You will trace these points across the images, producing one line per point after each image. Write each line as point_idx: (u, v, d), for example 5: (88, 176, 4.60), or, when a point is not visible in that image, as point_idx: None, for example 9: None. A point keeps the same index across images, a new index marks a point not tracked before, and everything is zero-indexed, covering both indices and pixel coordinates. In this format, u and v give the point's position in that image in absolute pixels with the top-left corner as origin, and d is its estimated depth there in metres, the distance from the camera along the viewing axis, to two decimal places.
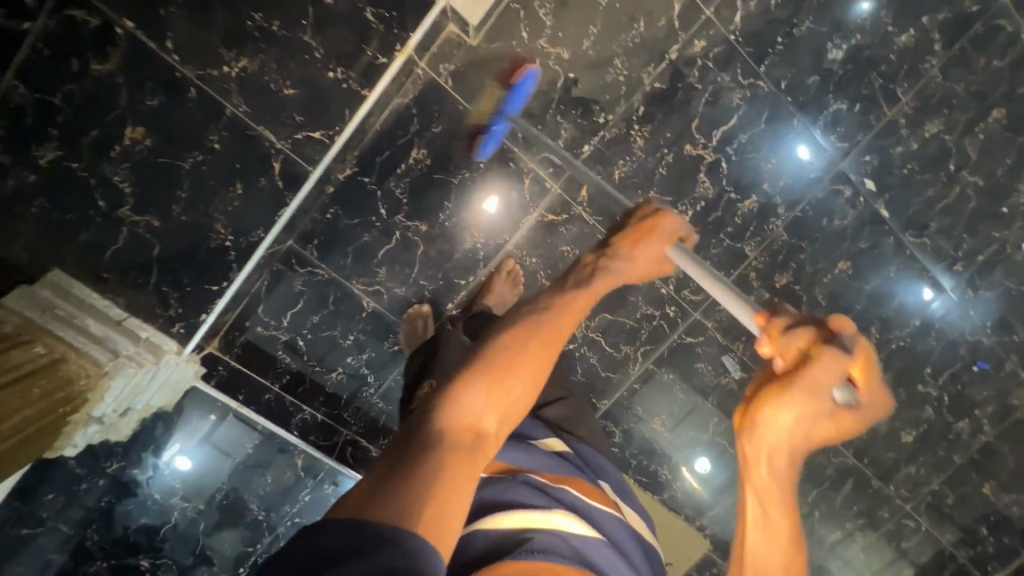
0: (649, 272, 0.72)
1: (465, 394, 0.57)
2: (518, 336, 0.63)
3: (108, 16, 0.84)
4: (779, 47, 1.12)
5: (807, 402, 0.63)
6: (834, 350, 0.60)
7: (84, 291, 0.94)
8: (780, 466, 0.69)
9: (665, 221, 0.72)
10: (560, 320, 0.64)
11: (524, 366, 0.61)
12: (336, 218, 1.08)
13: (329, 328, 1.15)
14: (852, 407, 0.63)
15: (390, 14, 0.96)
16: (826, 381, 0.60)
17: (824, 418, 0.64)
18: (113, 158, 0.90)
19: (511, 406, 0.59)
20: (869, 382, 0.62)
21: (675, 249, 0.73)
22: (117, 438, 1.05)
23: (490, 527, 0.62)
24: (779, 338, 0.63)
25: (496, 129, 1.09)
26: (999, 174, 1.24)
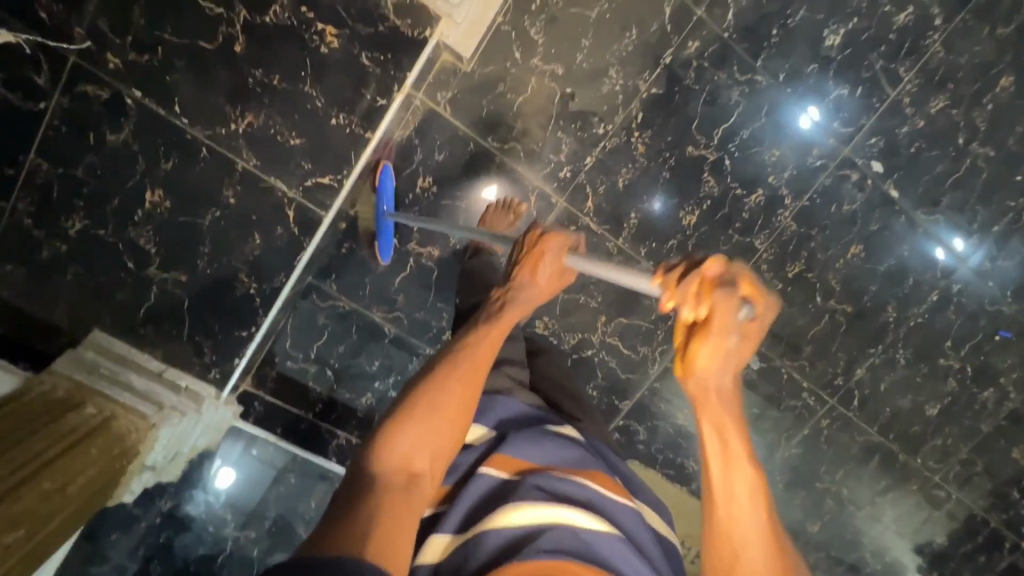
0: (554, 287, 0.77)
1: (394, 436, 0.61)
2: (438, 375, 0.67)
3: (118, 88, 0.87)
4: (774, 39, 1.11)
5: (722, 342, 0.53)
6: (723, 286, 0.53)
7: (125, 348, 0.99)
8: (729, 416, 0.56)
9: (552, 242, 0.75)
10: (475, 357, 0.70)
11: (449, 401, 0.65)
12: (351, 250, 1.16)
13: (354, 356, 1.22)
14: (758, 326, 0.53)
15: (385, 57, 0.93)
16: (725, 312, 0.52)
17: (736, 347, 0.54)
18: (137, 222, 0.94)
19: (442, 440, 0.63)
20: (761, 292, 0.53)
21: (572, 259, 0.75)
22: (169, 478, 1.11)
23: (497, 526, 0.61)
24: (675, 288, 0.55)
25: (384, 229, 1.11)
26: (1011, 143, 1.22)
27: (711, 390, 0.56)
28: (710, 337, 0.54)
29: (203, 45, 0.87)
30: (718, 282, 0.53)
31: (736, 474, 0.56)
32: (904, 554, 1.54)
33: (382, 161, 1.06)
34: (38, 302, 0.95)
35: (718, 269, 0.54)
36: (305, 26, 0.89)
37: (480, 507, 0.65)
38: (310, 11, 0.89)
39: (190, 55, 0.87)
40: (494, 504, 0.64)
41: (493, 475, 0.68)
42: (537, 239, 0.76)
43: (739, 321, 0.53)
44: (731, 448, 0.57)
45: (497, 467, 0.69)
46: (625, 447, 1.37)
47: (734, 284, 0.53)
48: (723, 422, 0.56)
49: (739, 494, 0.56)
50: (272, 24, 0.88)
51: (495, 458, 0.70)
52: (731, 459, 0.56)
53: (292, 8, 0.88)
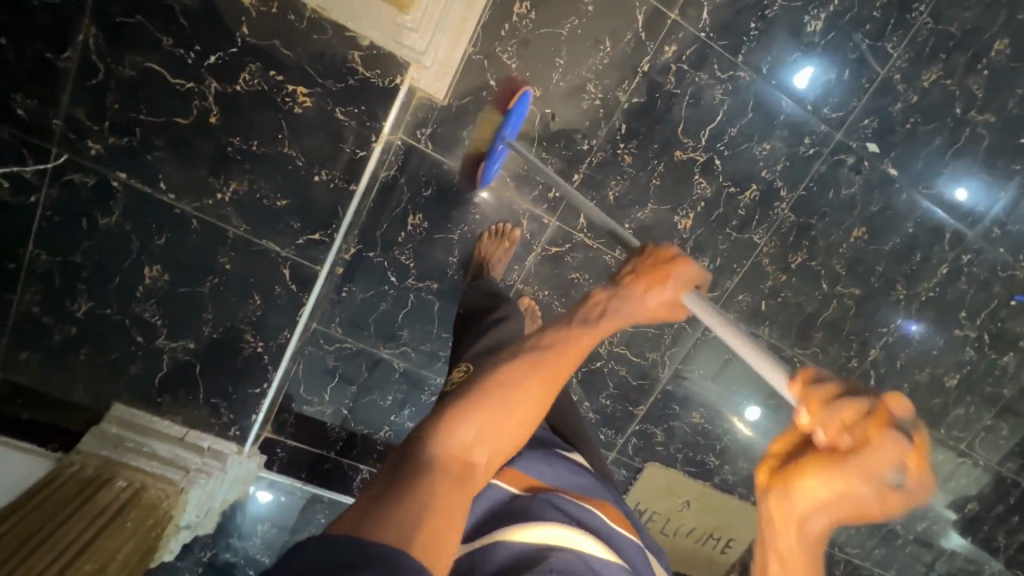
0: (661, 316, 0.66)
1: (462, 422, 0.53)
2: (518, 367, 0.59)
3: (102, 172, 0.88)
4: (753, 32, 1.07)
5: (849, 483, 0.46)
6: (897, 432, 0.44)
7: (145, 418, 1.03)
8: (799, 558, 0.53)
9: (681, 268, 0.66)
10: (562, 355, 0.60)
11: (526, 402, 0.57)
12: (351, 294, 1.15)
13: (368, 394, 1.24)
14: (902, 494, 0.46)
15: (358, 109, 0.92)
16: (880, 462, 0.44)
17: (862, 500, 0.47)
18: (140, 297, 0.96)
19: (506, 440, 0.56)
20: (925, 467, 0.45)
21: (692, 299, 0.66)
22: (205, 531, 1.15)
23: (510, 539, 0.58)
24: (821, 410, 0.48)
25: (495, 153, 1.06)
26: (1010, 107, 1.19)
27: (799, 516, 0.51)
28: (838, 472, 0.47)
29: (179, 121, 0.87)
30: (892, 425, 0.45)
31: None
32: (932, 522, 1.55)
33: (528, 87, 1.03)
34: (56, 382, 0.98)
35: (892, 411, 0.45)
36: (276, 89, 0.88)
37: (489, 519, 0.63)
38: (279, 74, 0.87)
39: (168, 132, 0.87)
40: (507, 516, 0.62)
41: (504, 488, 0.67)
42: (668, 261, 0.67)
43: (887, 476, 0.45)
44: None
45: (509, 482, 0.68)
46: (643, 451, 1.39)
47: (903, 442, 0.44)
48: (791, 557, 0.53)
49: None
50: (244, 92, 0.87)
51: (507, 472, 0.69)
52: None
53: (260, 72, 0.86)
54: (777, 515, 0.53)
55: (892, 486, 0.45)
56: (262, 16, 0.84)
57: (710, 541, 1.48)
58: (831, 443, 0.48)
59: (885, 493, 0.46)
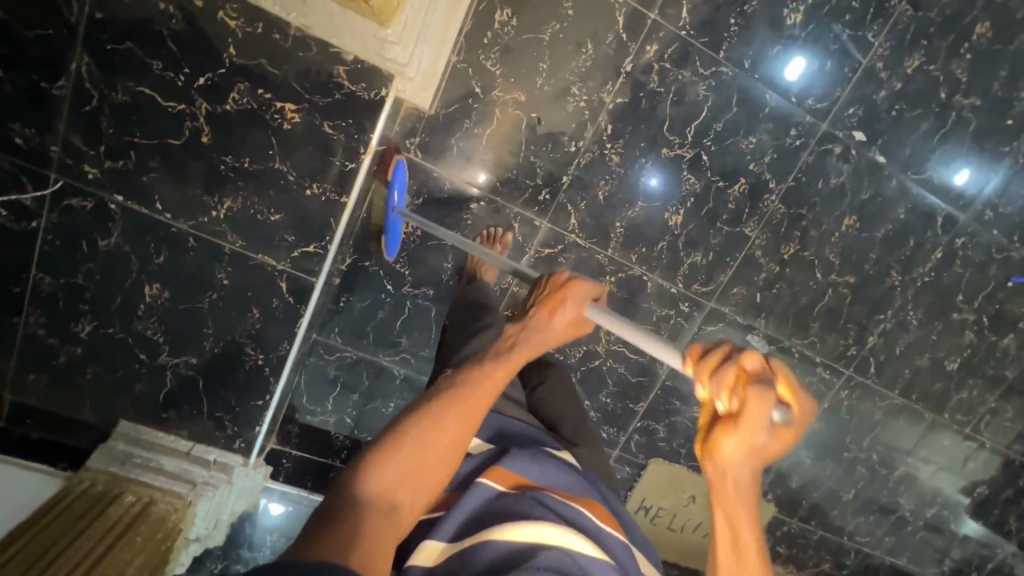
0: (568, 335, 0.71)
1: (385, 463, 0.55)
2: (430, 409, 0.60)
3: (99, 196, 0.91)
4: (733, 28, 1.08)
5: (751, 437, 0.55)
6: (759, 379, 0.55)
7: (152, 433, 1.05)
8: (744, 514, 0.57)
9: (576, 290, 0.71)
10: (474, 393, 0.62)
11: (449, 435, 0.59)
12: (349, 303, 1.17)
13: (370, 402, 1.26)
14: (789, 425, 0.56)
15: (346, 122, 0.93)
16: (758, 405, 0.54)
17: (765, 441, 0.56)
18: (142, 315, 0.98)
19: (429, 478, 0.57)
20: (797, 396, 0.56)
21: (593, 310, 0.71)
22: (215, 543, 1.17)
23: (498, 538, 0.59)
24: (711, 374, 0.57)
25: (393, 224, 1.06)
26: (995, 89, 1.19)
27: (732, 480, 0.57)
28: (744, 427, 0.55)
29: (172, 142, 0.89)
30: (754, 374, 0.56)
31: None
32: (941, 508, 1.55)
33: (399, 154, 1.05)
34: (66, 402, 1.01)
35: (755, 363, 0.57)
36: (265, 107, 0.89)
37: (478, 517, 0.64)
38: (267, 92, 0.88)
39: (162, 154, 0.89)
40: (496, 516, 0.63)
41: (492, 487, 0.68)
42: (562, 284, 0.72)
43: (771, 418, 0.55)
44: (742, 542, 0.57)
45: (497, 481, 0.69)
46: (646, 447, 1.39)
47: (769, 383, 0.56)
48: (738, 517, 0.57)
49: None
50: (234, 111, 0.89)
51: (495, 471, 0.70)
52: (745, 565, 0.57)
53: (249, 91, 0.88)
54: (716, 481, 0.58)
55: (777, 422, 0.55)
56: (248, 37, 0.85)
57: None
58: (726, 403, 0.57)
59: (777, 431, 0.56)
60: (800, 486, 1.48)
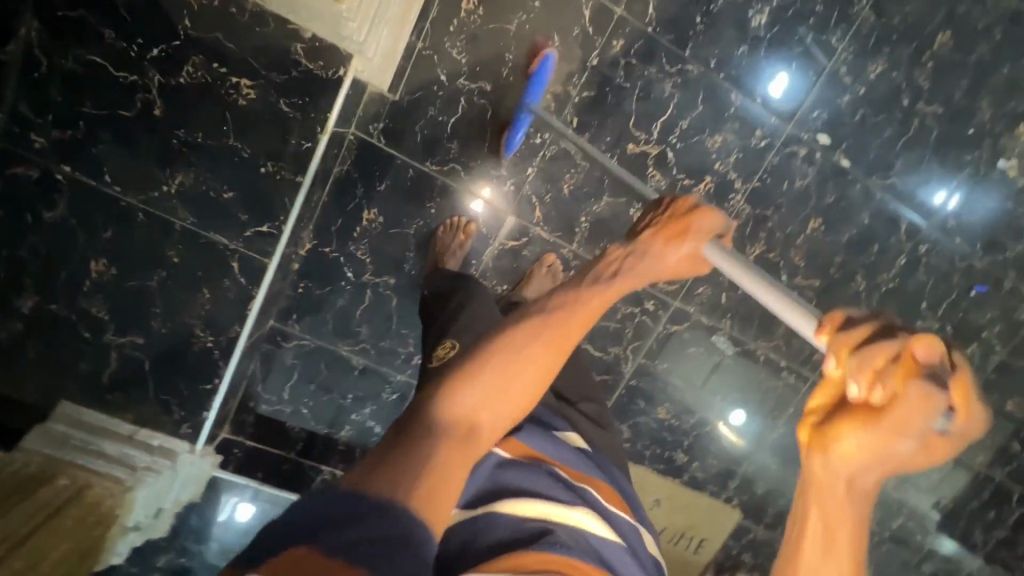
0: (680, 269, 0.70)
1: (466, 385, 0.54)
2: (528, 329, 0.60)
3: (46, 164, 0.87)
4: (699, 27, 1.09)
5: (894, 435, 0.53)
6: (927, 378, 0.52)
7: (95, 416, 1.01)
8: (847, 505, 0.56)
9: (700, 219, 0.70)
10: (571, 317, 0.61)
11: (534, 361, 0.58)
12: (308, 290, 1.15)
13: (327, 392, 1.23)
14: (944, 434, 0.53)
15: (303, 100, 0.93)
16: (915, 407, 0.52)
17: (909, 445, 0.53)
18: (87, 291, 0.95)
19: (516, 400, 0.56)
20: (967, 405, 0.52)
21: (710, 247, 0.70)
22: (156, 535, 1.13)
23: (509, 509, 0.59)
24: (854, 358, 0.55)
25: (521, 119, 1.06)
26: (958, 98, 1.21)
27: (845, 477, 0.55)
28: (883, 425, 0.53)
29: (123, 113, 0.87)
30: (921, 370, 0.52)
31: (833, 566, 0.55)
32: (905, 518, 1.54)
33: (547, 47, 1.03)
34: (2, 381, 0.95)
35: (935, 362, 0.52)
36: (220, 81, 0.88)
37: (490, 485, 0.63)
38: (222, 66, 0.88)
39: (112, 124, 0.88)
40: (503, 484, 0.63)
41: (502, 455, 0.67)
42: (686, 211, 0.70)
43: (923, 420, 0.52)
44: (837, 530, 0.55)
45: (510, 450, 0.68)
46: None
47: (944, 389, 0.52)
48: (838, 506, 0.55)
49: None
50: (188, 84, 0.88)
51: (507, 440, 0.69)
52: (835, 556, 0.55)
53: (205, 64, 0.87)
54: (826, 476, 0.56)
55: (935, 429, 0.53)
56: (203, 9, 0.85)
57: (682, 542, 1.46)
58: (869, 392, 0.54)
59: (928, 440, 0.53)
60: (766, 492, 1.47)
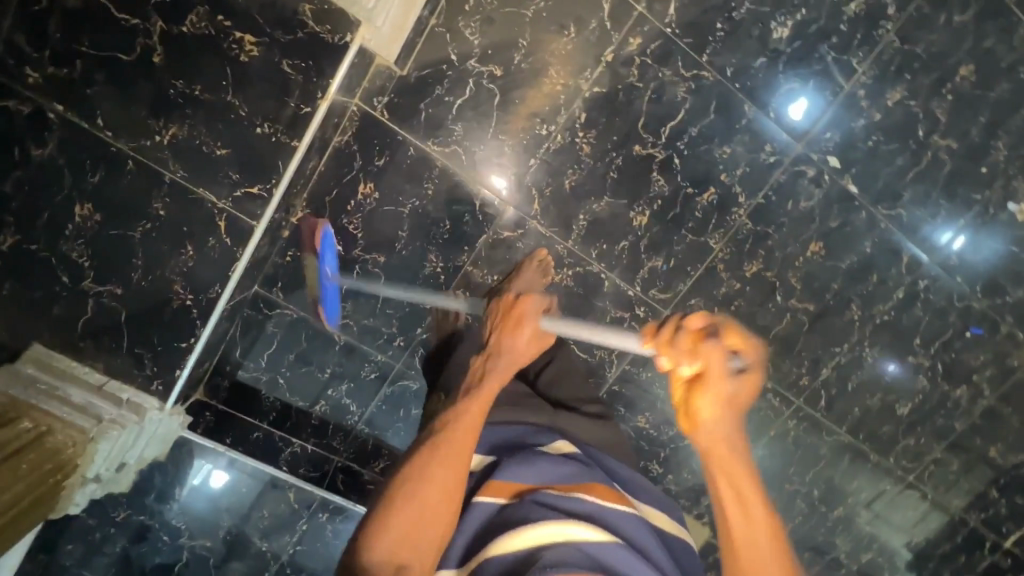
0: (534, 350, 0.80)
1: (383, 528, 0.64)
2: (420, 460, 0.68)
3: (38, 102, 0.85)
4: (719, 33, 1.07)
5: (717, 391, 0.61)
6: (707, 337, 0.61)
7: (64, 362, 0.99)
8: (737, 462, 0.64)
9: (528, 304, 0.81)
10: (456, 433, 0.70)
11: (434, 483, 0.66)
12: (295, 259, 1.13)
13: (306, 364, 1.22)
14: (752, 369, 0.61)
15: (306, 63, 0.93)
16: (716, 363, 0.61)
17: (732, 391, 0.61)
18: (68, 236, 0.92)
19: (431, 526, 0.65)
20: (748, 341, 0.61)
21: (547, 321, 0.80)
22: (120, 490, 1.12)
23: (503, 550, 0.62)
24: (669, 347, 0.62)
25: (328, 293, 1.10)
26: (974, 134, 1.19)
27: (711, 442, 0.64)
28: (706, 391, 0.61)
29: (121, 57, 0.86)
30: (703, 334, 0.61)
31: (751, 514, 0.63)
32: (875, 553, 1.53)
33: (320, 223, 1.04)
34: None
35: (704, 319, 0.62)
36: (223, 34, 0.88)
37: (484, 533, 0.67)
38: (226, 19, 0.88)
39: (111, 68, 0.86)
40: (496, 529, 0.66)
41: (490, 503, 0.70)
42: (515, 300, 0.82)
43: (725, 370, 0.61)
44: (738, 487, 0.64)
45: (496, 493, 0.70)
46: None
47: (722, 332, 0.61)
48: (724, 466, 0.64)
49: (762, 545, 0.62)
50: (190, 35, 0.87)
51: (491, 484, 0.71)
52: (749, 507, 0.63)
53: (208, 15, 0.87)
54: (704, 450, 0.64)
55: (739, 371, 0.61)
56: None
57: None
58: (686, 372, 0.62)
59: (743, 379, 0.61)
60: None
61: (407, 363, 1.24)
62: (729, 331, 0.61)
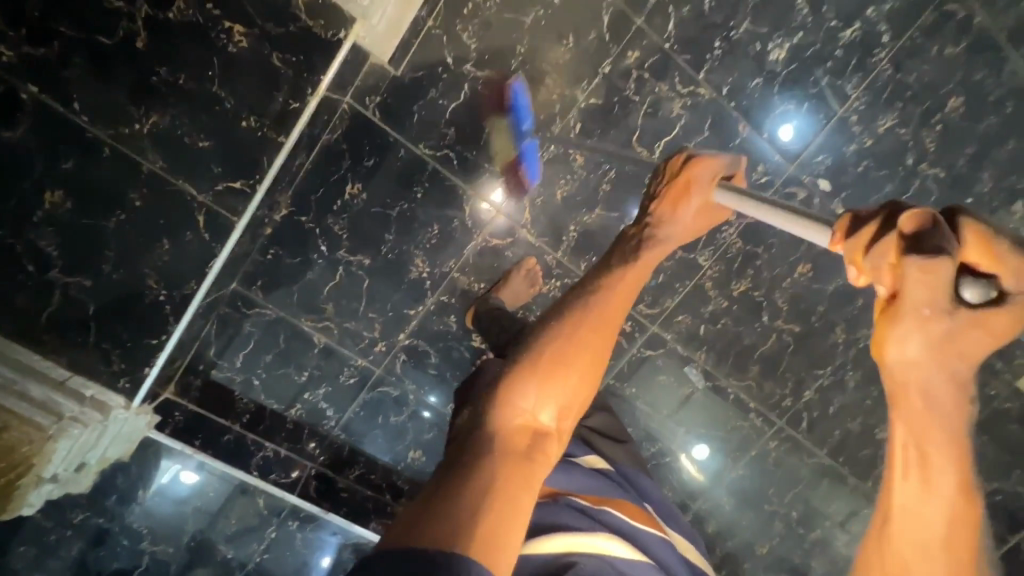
0: (700, 225, 0.69)
1: (513, 393, 0.54)
2: (565, 328, 0.57)
3: (11, 83, 0.80)
4: (716, 52, 1.07)
5: (928, 324, 0.45)
6: (920, 248, 0.43)
7: (26, 354, 0.95)
8: (939, 426, 0.51)
9: (700, 171, 0.68)
10: (607, 303, 0.59)
11: (577, 352, 0.56)
12: (278, 257, 1.09)
13: (282, 367, 1.17)
14: (996, 304, 0.45)
15: (297, 58, 0.94)
16: (927, 291, 0.44)
17: (955, 327, 0.45)
18: (37, 224, 0.88)
19: (569, 403, 0.56)
20: (997, 260, 0.44)
21: (723, 193, 0.67)
22: (79, 490, 1.07)
23: (534, 550, 0.59)
24: (864, 260, 0.49)
25: (527, 150, 1.08)
26: (961, 164, 1.20)
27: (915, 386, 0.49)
28: (913, 320, 0.46)
29: (102, 41, 0.82)
30: (914, 243, 0.44)
31: (931, 483, 0.54)
32: None
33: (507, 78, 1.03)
34: None
35: (934, 225, 0.44)
36: (212, 24, 0.87)
37: None
38: (216, 8, 0.86)
39: (91, 51, 0.82)
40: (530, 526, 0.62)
41: None
42: (683, 164, 0.70)
43: (943, 297, 0.44)
44: (930, 453, 0.53)
45: None
46: None
47: (956, 246, 0.44)
48: (920, 423, 0.51)
49: (930, 511, 0.55)
50: (177, 21, 0.85)
51: None
52: (931, 473, 0.54)
53: (197, 4, 0.85)
54: (896, 389, 0.51)
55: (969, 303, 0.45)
56: None
57: None
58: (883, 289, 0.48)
59: (974, 314, 0.45)
60: (716, 531, 1.44)
61: (388, 369, 1.21)
62: (969, 247, 0.45)
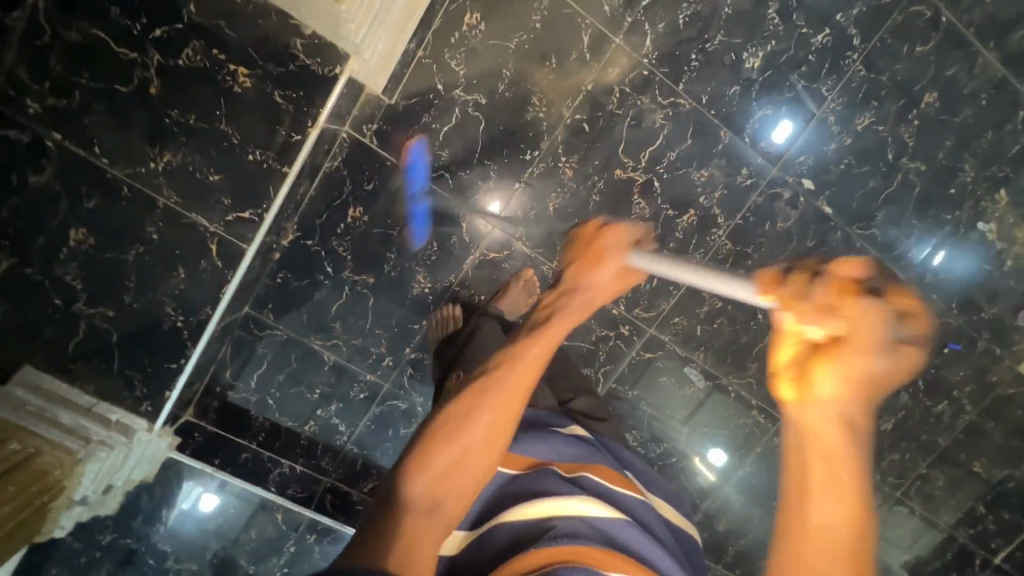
0: (616, 290, 0.67)
1: (422, 462, 0.57)
2: (469, 401, 0.61)
3: (35, 131, 0.88)
4: (694, 64, 1.12)
5: (859, 367, 0.39)
6: (868, 291, 0.40)
7: (54, 383, 1.00)
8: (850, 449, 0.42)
9: (610, 237, 0.68)
10: (514, 373, 0.62)
11: (481, 423, 0.60)
12: (286, 280, 1.14)
13: (295, 385, 1.21)
14: (916, 346, 0.40)
15: (297, 93, 0.99)
16: (869, 326, 0.39)
17: (881, 370, 0.40)
18: (63, 260, 0.94)
19: (470, 466, 0.58)
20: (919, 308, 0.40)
21: (636, 257, 0.67)
22: (107, 512, 1.12)
23: (515, 517, 0.63)
24: (799, 300, 0.43)
25: (416, 212, 1.15)
26: (941, 156, 1.24)
27: (835, 418, 0.41)
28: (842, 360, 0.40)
29: (119, 89, 0.89)
30: (860, 287, 0.40)
31: (826, 505, 0.42)
32: None
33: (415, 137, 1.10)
34: None
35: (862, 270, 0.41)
36: (218, 67, 0.93)
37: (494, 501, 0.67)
38: (220, 53, 0.93)
39: (109, 99, 0.89)
40: (511, 497, 0.66)
41: (504, 473, 0.70)
42: (595, 233, 0.69)
43: (881, 334, 0.39)
44: (830, 476, 0.42)
45: (508, 465, 0.70)
46: None
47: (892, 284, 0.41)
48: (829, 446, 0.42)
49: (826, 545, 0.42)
50: (186, 67, 0.92)
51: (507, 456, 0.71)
52: (831, 493, 0.42)
53: (203, 50, 0.92)
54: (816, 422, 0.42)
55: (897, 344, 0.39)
56: None
57: None
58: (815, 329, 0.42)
59: (901, 355, 0.39)
60: (728, 530, 1.45)
61: (396, 383, 1.25)
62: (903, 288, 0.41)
